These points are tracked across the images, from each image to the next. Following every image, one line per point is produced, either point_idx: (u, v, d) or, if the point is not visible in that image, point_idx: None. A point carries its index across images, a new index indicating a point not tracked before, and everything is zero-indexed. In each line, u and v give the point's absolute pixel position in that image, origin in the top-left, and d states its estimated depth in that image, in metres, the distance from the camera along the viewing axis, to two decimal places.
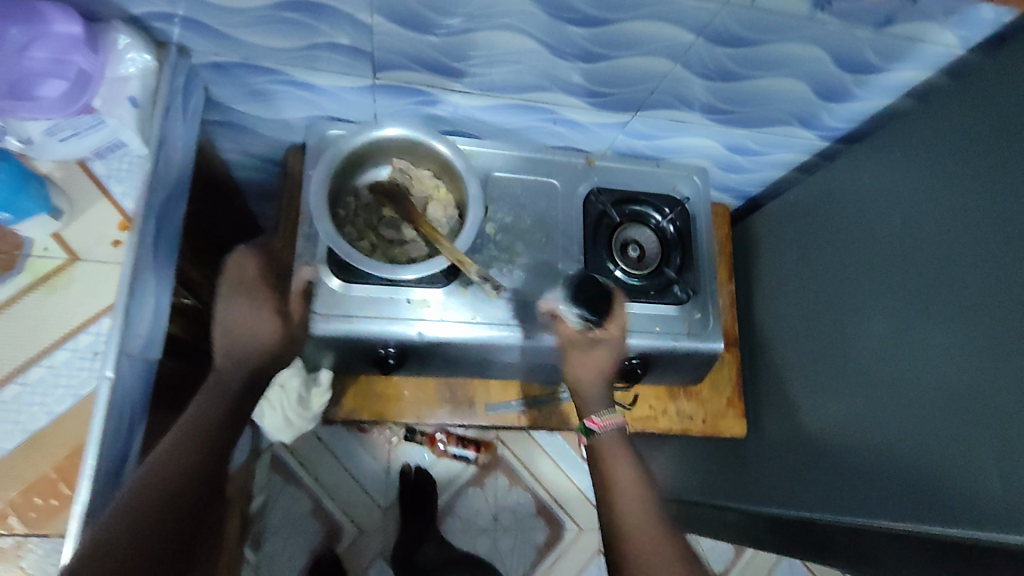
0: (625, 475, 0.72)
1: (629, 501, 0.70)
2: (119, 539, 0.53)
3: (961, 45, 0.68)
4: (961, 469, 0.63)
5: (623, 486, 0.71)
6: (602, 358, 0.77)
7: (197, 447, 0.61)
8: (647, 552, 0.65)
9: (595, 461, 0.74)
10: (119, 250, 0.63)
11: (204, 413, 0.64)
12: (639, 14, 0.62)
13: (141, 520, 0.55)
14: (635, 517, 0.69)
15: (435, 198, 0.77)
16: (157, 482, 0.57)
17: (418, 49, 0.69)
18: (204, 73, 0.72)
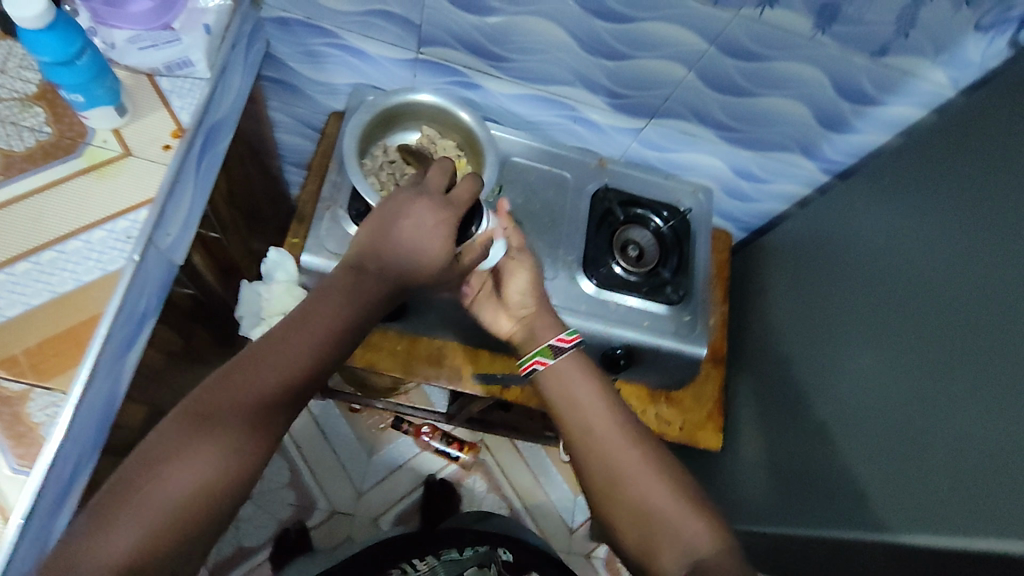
0: (594, 391, 0.64)
1: (590, 403, 0.64)
2: (210, 429, 0.47)
3: (951, 86, 0.74)
4: (911, 469, 0.64)
5: (585, 398, 0.64)
6: (521, 274, 0.74)
7: (306, 350, 0.52)
8: (610, 431, 0.61)
9: (558, 385, 0.66)
10: (166, 155, 0.69)
11: (347, 301, 0.56)
12: (658, 14, 0.70)
13: (229, 421, 0.47)
14: (597, 415, 0.63)
15: (453, 165, 0.84)
16: (252, 380, 0.49)
17: (461, 28, 0.77)
18: (269, 27, 0.82)
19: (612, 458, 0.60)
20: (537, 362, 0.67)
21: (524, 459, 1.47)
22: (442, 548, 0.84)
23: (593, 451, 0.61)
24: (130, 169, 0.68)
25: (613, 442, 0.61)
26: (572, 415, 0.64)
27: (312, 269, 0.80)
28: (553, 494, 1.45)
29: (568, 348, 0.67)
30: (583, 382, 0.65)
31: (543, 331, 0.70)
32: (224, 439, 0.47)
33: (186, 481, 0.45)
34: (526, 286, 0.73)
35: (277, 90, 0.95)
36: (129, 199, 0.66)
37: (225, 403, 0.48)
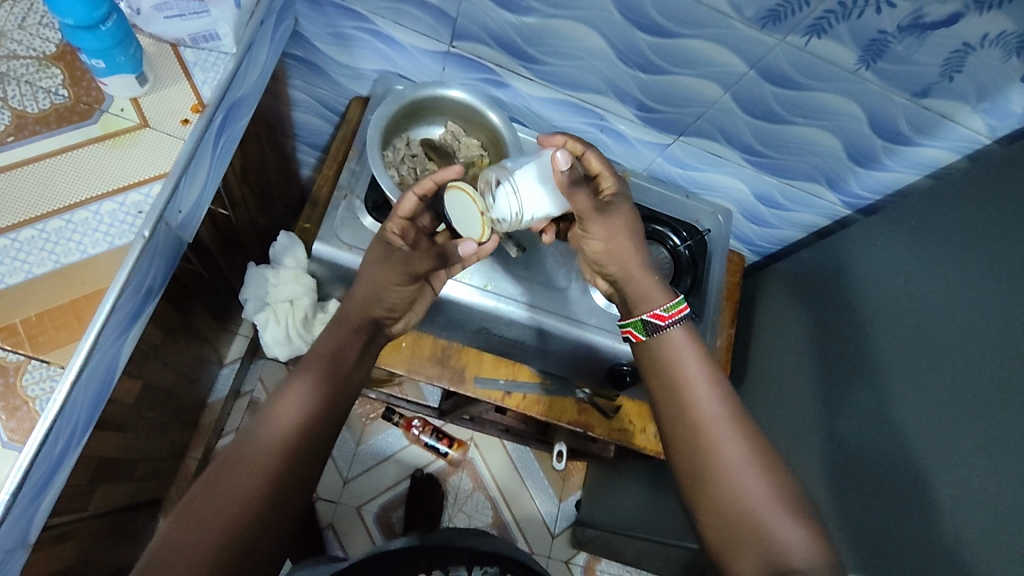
0: (699, 373, 0.64)
1: (698, 385, 0.64)
2: (235, 482, 0.53)
3: (988, 133, 0.73)
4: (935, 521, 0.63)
5: (694, 379, 0.64)
6: (602, 238, 0.69)
7: (311, 399, 0.60)
8: (715, 419, 0.61)
9: (665, 362, 0.66)
10: (184, 129, 0.67)
11: (324, 351, 0.64)
12: (702, 32, 0.68)
13: (251, 472, 0.54)
14: (704, 399, 0.63)
15: (475, 164, 0.81)
16: (262, 436, 0.56)
17: (498, 26, 0.75)
18: (299, 5, 0.79)
19: (712, 439, 0.60)
20: (631, 334, 0.69)
21: (512, 460, 1.46)
22: (449, 564, 0.85)
23: (696, 429, 0.61)
24: (146, 141, 0.65)
25: (723, 428, 0.61)
26: (680, 391, 0.64)
27: (322, 257, 0.78)
28: (538, 497, 1.44)
29: (663, 327, 0.67)
30: (693, 362, 0.65)
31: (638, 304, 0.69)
32: (248, 487, 0.53)
33: (219, 530, 0.51)
34: (606, 248, 0.69)
35: (301, 70, 0.92)
36: (142, 172, 0.64)
37: (241, 459, 0.55)
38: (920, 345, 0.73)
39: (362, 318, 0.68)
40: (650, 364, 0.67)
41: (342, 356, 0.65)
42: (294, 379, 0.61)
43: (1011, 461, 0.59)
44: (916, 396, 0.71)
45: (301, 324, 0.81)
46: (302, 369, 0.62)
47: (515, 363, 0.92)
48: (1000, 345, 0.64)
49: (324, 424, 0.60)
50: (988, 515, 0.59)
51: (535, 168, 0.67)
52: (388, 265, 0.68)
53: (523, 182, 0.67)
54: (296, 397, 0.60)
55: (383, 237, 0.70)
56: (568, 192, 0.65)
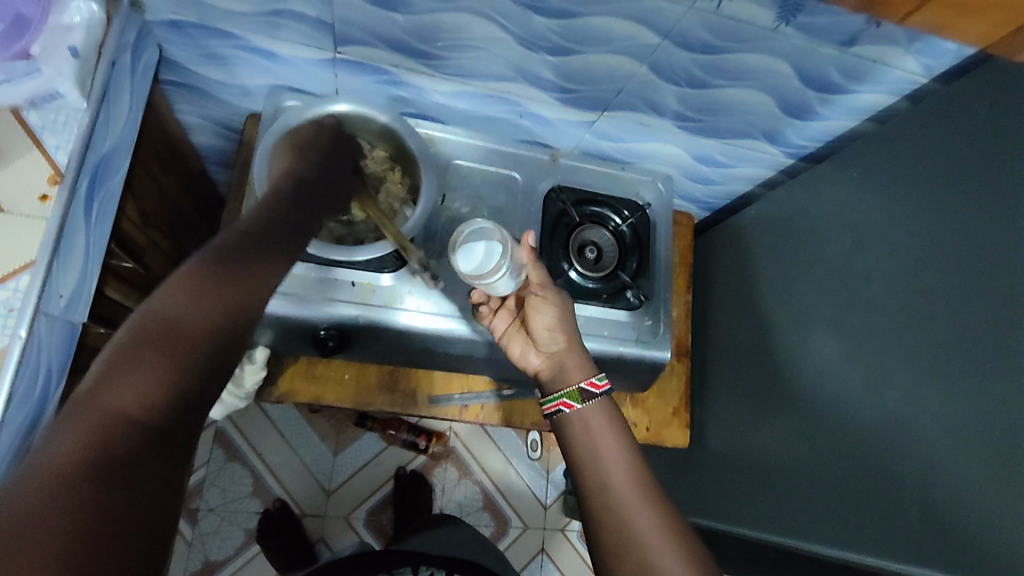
0: (614, 448, 0.62)
1: (613, 457, 0.61)
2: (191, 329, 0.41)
3: (925, 73, 0.68)
4: (902, 495, 0.62)
5: (607, 450, 0.62)
6: (548, 311, 0.69)
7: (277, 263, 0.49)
8: (628, 489, 0.59)
9: (578, 438, 0.64)
10: (46, 206, 0.60)
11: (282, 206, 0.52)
12: (605, 9, 0.61)
13: (128, 410, 0.37)
14: (614, 465, 0.60)
15: (388, 180, 0.75)
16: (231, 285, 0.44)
17: (383, 26, 0.67)
18: (159, 30, 0.71)
19: (627, 509, 0.57)
20: (564, 404, 0.65)
21: (494, 442, 1.45)
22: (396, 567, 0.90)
23: (609, 506, 0.58)
24: (4, 228, 0.59)
25: (631, 494, 0.58)
26: (590, 459, 0.61)
27: None
28: (524, 475, 1.45)
29: (598, 394, 0.65)
30: (609, 436, 0.63)
31: (572, 372, 0.67)
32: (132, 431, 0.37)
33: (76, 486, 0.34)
34: (554, 323, 0.69)
35: (183, 94, 0.84)
36: (6, 265, 0.58)
37: (111, 398, 0.37)
38: (874, 308, 0.70)
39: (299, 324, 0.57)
40: (570, 444, 0.64)
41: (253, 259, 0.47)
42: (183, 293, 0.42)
43: (970, 436, 0.57)
44: (871, 361, 0.69)
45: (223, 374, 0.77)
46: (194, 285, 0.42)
47: (468, 374, 0.88)
48: (950, 309, 0.61)
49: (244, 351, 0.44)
50: (948, 492, 0.57)
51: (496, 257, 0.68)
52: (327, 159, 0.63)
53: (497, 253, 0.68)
54: (200, 314, 0.42)
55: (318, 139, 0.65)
56: (532, 263, 0.70)
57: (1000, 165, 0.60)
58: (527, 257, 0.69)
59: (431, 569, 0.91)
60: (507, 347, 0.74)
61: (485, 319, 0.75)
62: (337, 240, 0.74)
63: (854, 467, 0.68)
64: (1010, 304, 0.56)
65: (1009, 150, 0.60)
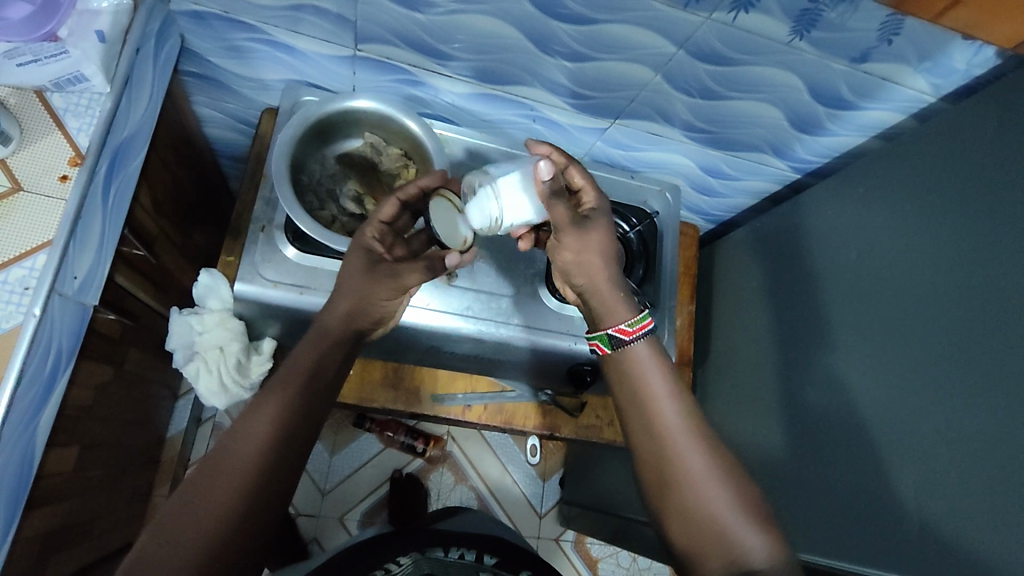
0: (664, 392, 0.61)
1: (662, 397, 0.60)
2: (228, 478, 0.50)
3: (932, 92, 0.70)
4: (902, 505, 0.62)
5: (658, 390, 0.61)
6: (574, 250, 0.63)
7: (319, 349, 0.60)
8: (677, 434, 0.59)
9: (628, 375, 0.62)
10: (64, 187, 0.60)
11: (320, 363, 0.59)
12: (623, 17, 0.63)
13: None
14: (665, 405, 0.60)
15: (403, 177, 0.75)
16: (255, 429, 0.53)
17: (404, 26, 0.68)
18: (182, 20, 0.72)
19: (676, 453, 0.58)
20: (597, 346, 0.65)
21: (491, 448, 1.45)
22: (426, 546, 0.83)
23: (661, 447, 0.58)
24: (23, 208, 0.59)
25: (681, 440, 0.58)
26: (641, 398, 0.61)
27: (247, 298, 0.73)
28: (520, 481, 1.44)
29: (631, 341, 0.62)
30: (659, 378, 0.62)
31: (616, 308, 0.63)
32: (219, 526, 0.48)
33: (199, 566, 0.47)
34: (580, 258, 0.63)
35: (201, 86, 0.85)
36: (23, 243, 0.58)
37: (196, 518, 0.48)
38: (878, 320, 0.71)
39: (345, 331, 0.62)
40: (618, 380, 0.63)
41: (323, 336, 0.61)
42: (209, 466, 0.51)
43: (972, 449, 0.57)
44: (873, 373, 0.69)
45: (230, 363, 0.74)
46: (218, 459, 0.51)
47: (473, 374, 0.89)
48: (951, 322, 0.62)
49: (296, 443, 0.54)
50: (948, 503, 0.58)
51: (519, 173, 0.66)
52: (373, 278, 0.62)
53: (506, 188, 0.65)
54: (249, 442, 0.52)
55: (361, 242, 0.64)
56: (547, 198, 0.62)
57: (1008, 183, 0.61)
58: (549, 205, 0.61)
59: (461, 549, 0.84)
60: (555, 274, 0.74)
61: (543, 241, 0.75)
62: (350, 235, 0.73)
63: (853, 477, 0.69)
64: (1015, 319, 0.57)
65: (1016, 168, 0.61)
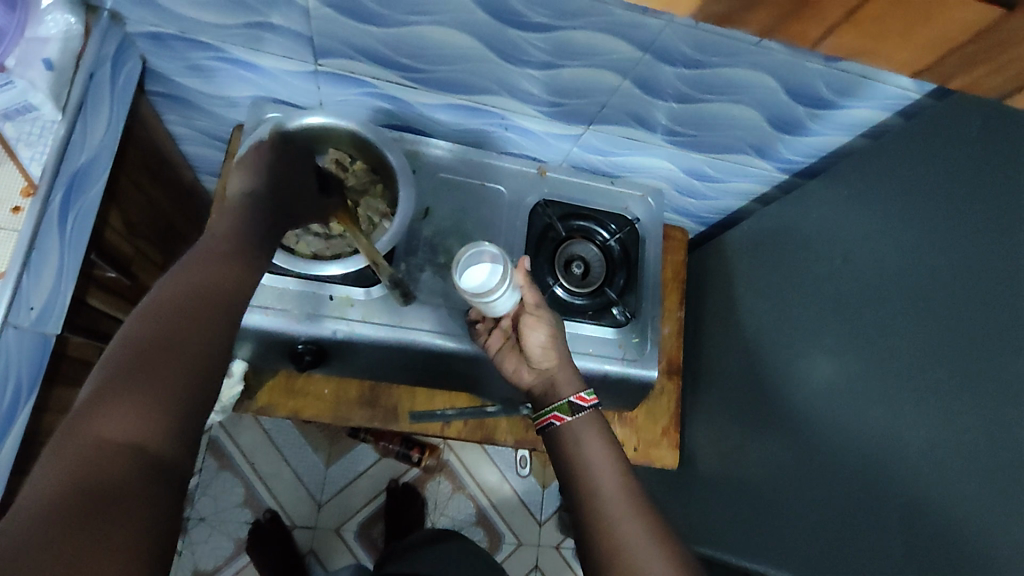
0: (608, 463, 0.59)
1: (604, 468, 0.59)
2: (171, 352, 0.40)
3: (917, 89, 0.66)
4: (888, 526, 0.59)
5: (598, 462, 0.59)
6: (542, 332, 0.68)
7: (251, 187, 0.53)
8: (618, 502, 0.56)
9: (571, 448, 0.61)
10: (17, 218, 0.60)
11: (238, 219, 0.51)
12: (583, 22, 0.60)
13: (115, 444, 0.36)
14: (606, 474, 0.58)
15: (369, 194, 0.74)
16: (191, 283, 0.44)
17: (361, 39, 0.66)
18: (141, 42, 0.71)
19: (612, 518, 0.55)
20: (553, 417, 0.64)
21: (489, 455, 1.44)
22: None
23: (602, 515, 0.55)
24: None
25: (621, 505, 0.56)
26: (579, 468, 0.59)
27: None
28: (519, 488, 1.43)
29: (586, 409, 0.63)
30: (602, 449, 0.60)
31: (561, 385, 0.66)
32: (181, 415, 0.39)
33: (126, 475, 0.36)
34: (547, 341, 0.68)
35: (170, 105, 0.84)
36: None
37: (135, 414, 0.38)
38: (863, 329, 0.67)
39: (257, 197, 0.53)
40: (562, 457, 0.62)
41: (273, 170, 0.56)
42: (152, 336, 0.40)
43: (956, 468, 0.54)
44: (860, 386, 0.66)
45: None
46: (157, 330, 0.41)
47: (453, 390, 0.87)
48: (934, 333, 0.59)
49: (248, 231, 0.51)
50: (935, 526, 0.54)
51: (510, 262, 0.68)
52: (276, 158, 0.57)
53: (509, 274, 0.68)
54: (189, 289, 0.44)
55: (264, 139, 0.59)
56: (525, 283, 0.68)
57: (994, 182, 0.57)
58: (522, 279, 0.67)
59: None
60: (501, 365, 0.72)
61: (480, 336, 0.74)
62: (316, 255, 0.73)
63: (839, 495, 0.66)
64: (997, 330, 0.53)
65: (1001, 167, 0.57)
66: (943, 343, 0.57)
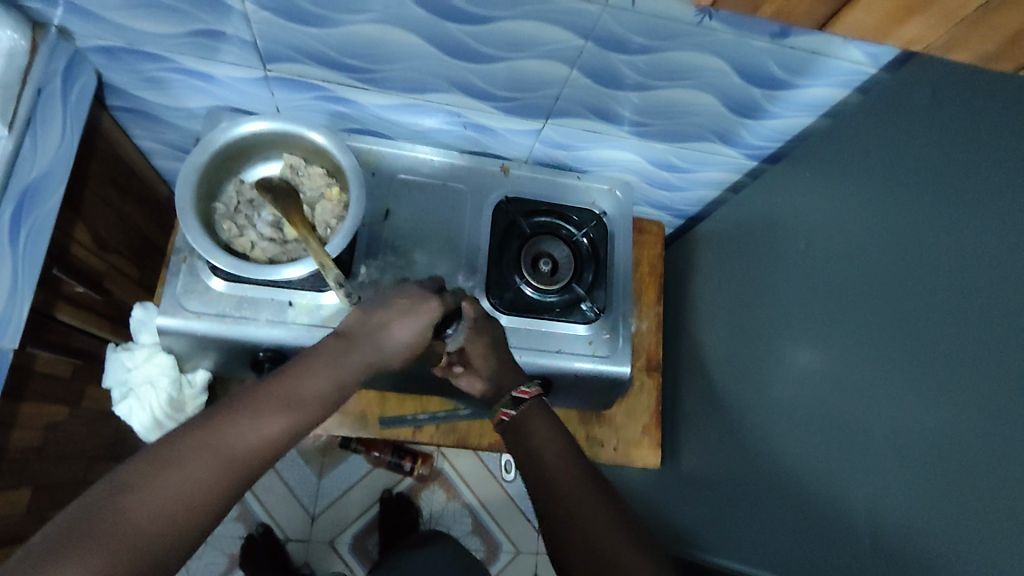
0: (551, 439, 0.58)
1: (548, 443, 0.57)
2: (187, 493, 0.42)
3: (871, 63, 0.64)
4: (859, 517, 0.57)
5: (543, 442, 0.58)
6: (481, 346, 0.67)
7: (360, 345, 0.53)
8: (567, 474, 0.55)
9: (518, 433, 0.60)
10: None
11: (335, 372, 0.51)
12: (517, 12, 0.59)
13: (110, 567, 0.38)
14: (567, 471, 0.55)
15: (325, 196, 0.74)
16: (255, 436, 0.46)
17: (303, 41, 0.66)
18: (94, 57, 0.72)
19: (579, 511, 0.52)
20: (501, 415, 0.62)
21: (484, 463, 1.42)
22: None
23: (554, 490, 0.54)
24: None
25: (573, 480, 0.54)
26: (536, 464, 0.56)
27: (171, 332, 0.72)
28: (516, 495, 1.40)
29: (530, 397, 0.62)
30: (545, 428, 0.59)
31: (510, 383, 0.66)
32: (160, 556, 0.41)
33: None
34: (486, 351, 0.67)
35: (134, 120, 0.85)
36: None
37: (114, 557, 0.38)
38: (828, 314, 0.65)
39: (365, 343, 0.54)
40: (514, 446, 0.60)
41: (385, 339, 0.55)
42: (159, 464, 0.42)
43: (923, 451, 0.51)
44: (826, 372, 0.64)
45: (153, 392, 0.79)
46: (166, 454, 0.43)
47: (424, 394, 0.85)
48: (892, 312, 0.56)
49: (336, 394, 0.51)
50: (904, 514, 0.52)
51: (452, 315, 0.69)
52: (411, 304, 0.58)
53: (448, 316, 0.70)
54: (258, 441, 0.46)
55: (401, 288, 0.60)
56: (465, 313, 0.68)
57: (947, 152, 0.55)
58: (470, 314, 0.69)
59: None
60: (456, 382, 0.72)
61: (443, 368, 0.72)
62: (271, 260, 0.72)
63: (812, 487, 0.63)
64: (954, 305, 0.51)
65: (943, 130, 0.54)
66: (901, 322, 0.55)
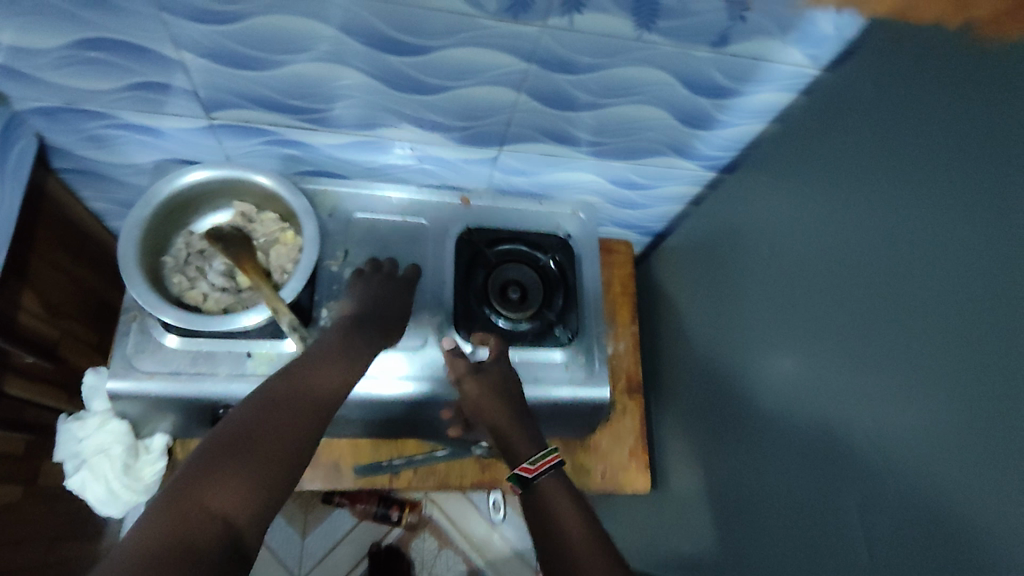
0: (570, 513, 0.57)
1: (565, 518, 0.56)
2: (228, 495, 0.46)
3: (813, 64, 0.65)
4: (853, 525, 0.54)
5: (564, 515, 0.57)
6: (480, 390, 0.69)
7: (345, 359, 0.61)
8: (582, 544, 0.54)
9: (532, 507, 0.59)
10: None
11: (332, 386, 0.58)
12: (457, 40, 0.59)
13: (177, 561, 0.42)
14: (575, 535, 0.55)
15: (279, 241, 0.72)
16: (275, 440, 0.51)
17: (246, 86, 0.65)
18: (33, 119, 0.70)
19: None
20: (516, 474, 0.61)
21: (474, 504, 1.37)
22: None
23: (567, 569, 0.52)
24: None
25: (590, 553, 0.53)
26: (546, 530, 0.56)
27: (122, 395, 0.68)
28: (510, 536, 1.35)
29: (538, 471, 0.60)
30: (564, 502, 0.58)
31: (521, 446, 0.65)
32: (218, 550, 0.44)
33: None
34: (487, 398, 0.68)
35: (81, 181, 0.83)
36: None
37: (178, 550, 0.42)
38: (800, 317, 0.64)
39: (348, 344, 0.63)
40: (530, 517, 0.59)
41: (313, 386, 0.56)
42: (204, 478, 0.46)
43: (909, 449, 0.49)
44: (805, 376, 0.62)
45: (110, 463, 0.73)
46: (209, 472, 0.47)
47: (399, 437, 0.82)
48: (861, 308, 0.55)
49: (290, 440, 0.51)
50: (897, 517, 0.49)
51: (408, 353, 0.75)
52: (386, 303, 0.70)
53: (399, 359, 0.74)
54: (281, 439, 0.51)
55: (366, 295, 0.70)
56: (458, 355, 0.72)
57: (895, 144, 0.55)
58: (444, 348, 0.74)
59: None
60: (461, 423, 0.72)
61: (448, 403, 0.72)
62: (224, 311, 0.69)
63: (803, 497, 0.61)
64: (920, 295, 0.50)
65: (888, 122, 0.54)
66: (872, 317, 0.54)
